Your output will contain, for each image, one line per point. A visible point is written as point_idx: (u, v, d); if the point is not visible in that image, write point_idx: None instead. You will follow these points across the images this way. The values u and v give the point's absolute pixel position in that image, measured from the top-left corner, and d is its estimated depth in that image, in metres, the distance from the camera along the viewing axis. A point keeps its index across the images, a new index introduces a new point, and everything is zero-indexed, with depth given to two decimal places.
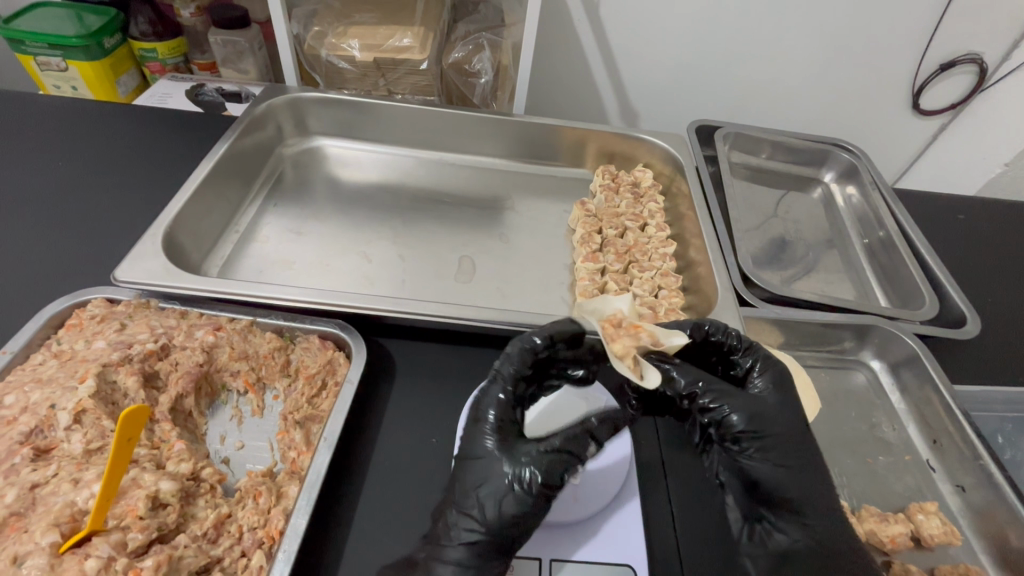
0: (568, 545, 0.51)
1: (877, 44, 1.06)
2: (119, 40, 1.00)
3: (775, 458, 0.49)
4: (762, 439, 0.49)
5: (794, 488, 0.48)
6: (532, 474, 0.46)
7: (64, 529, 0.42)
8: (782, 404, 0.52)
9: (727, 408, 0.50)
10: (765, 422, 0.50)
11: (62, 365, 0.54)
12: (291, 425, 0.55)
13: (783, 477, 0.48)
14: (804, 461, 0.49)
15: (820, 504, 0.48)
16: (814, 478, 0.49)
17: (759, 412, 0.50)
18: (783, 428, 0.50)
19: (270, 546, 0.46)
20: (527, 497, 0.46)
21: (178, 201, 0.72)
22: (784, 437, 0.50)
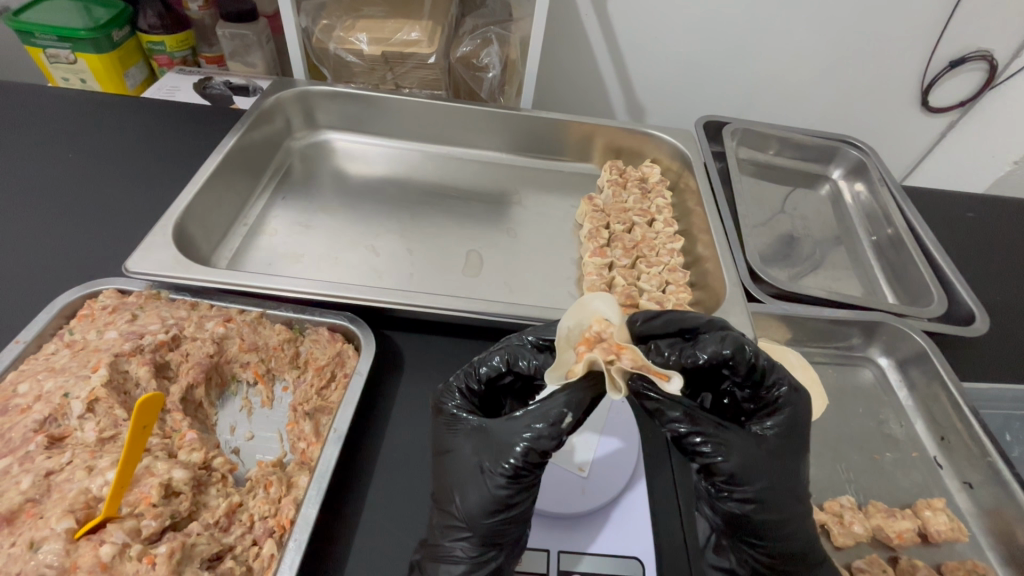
0: (576, 537, 0.51)
1: (887, 41, 1.05)
2: (127, 33, 1.00)
3: (759, 502, 0.47)
4: (751, 485, 0.46)
5: (773, 527, 0.47)
6: (493, 457, 0.45)
7: (79, 515, 0.42)
8: (781, 445, 0.48)
9: (721, 454, 0.45)
10: (758, 468, 0.46)
11: (75, 355, 0.54)
12: (300, 416, 0.56)
13: (764, 518, 0.47)
14: (790, 502, 0.48)
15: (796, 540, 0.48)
16: (798, 517, 0.48)
17: (755, 458, 0.46)
18: (777, 473, 0.47)
19: (281, 535, 0.46)
20: (493, 480, 0.45)
21: (188, 194, 0.72)
22: (775, 483, 0.47)
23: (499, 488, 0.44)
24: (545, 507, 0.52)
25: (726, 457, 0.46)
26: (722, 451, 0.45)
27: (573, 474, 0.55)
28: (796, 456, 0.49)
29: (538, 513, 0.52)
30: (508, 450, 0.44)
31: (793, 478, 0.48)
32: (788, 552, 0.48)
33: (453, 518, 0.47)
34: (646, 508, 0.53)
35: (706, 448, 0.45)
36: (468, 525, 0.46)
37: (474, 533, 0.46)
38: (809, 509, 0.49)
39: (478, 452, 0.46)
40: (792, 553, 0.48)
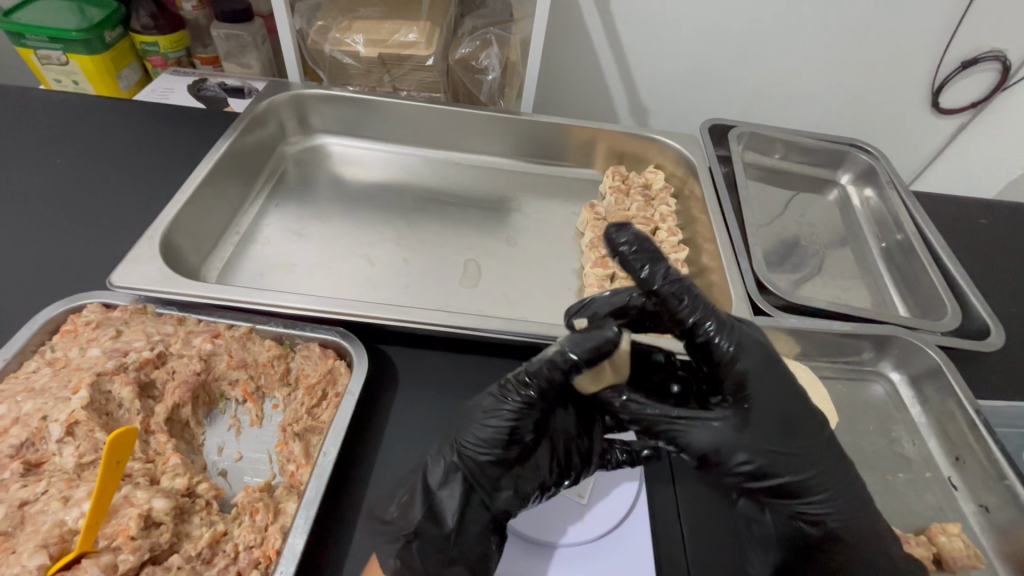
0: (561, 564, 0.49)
1: (899, 41, 1.03)
2: (120, 33, 0.98)
3: (772, 428, 0.45)
4: (744, 372, 0.46)
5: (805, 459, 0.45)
6: (483, 409, 0.48)
7: (52, 550, 0.40)
8: (763, 363, 0.46)
9: (708, 315, 0.47)
10: (745, 345, 0.46)
11: (55, 374, 0.52)
12: (289, 436, 0.53)
13: (788, 451, 0.45)
14: (790, 399, 0.46)
15: (816, 460, 0.46)
16: (801, 416, 0.46)
17: (742, 328, 0.48)
18: (766, 355, 0.47)
19: (267, 566, 0.44)
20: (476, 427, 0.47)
21: (177, 203, 0.70)
22: (768, 370, 0.46)
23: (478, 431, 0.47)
24: (532, 530, 0.51)
25: (719, 325, 0.46)
26: (714, 318, 0.47)
27: (571, 499, 0.53)
28: (773, 346, 0.49)
29: (529, 539, 0.51)
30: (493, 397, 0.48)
31: (782, 369, 0.47)
32: (815, 468, 0.46)
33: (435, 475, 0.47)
34: (645, 538, 0.52)
35: (680, 295, 0.47)
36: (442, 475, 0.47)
37: (472, 479, 0.47)
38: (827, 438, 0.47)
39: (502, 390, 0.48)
40: (819, 469, 0.46)
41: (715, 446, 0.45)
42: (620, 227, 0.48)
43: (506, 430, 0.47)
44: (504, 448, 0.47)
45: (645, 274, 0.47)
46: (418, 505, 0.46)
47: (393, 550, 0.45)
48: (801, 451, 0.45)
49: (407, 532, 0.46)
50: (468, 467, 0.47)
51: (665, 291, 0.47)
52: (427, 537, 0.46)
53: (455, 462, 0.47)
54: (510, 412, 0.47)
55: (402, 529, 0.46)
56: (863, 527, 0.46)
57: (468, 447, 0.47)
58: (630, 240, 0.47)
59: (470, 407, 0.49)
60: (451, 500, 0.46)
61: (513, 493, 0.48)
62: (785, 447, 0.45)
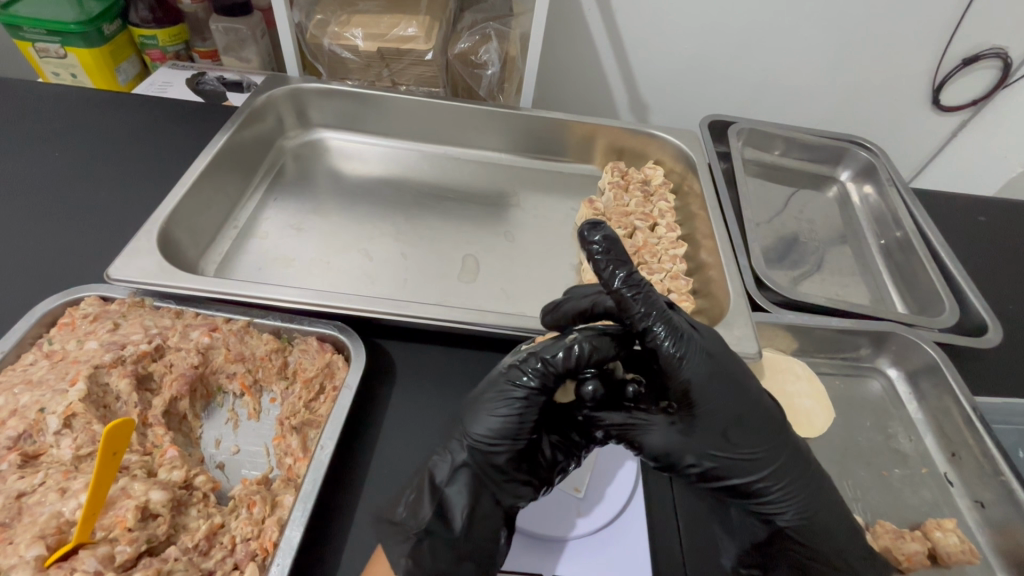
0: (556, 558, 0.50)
1: (900, 38, 1.02)
2: (118, 26, 0.97)
3: (727, 432, 0.47)
4: (687, 381, 0.47)
5: (761, 463, 0.47)
6: (488, 401, 0.49)
7: (49, 541, 0.40)
8: (717, 371, 0.47)
9: (659, 322, 0.47)
10: (690, 354, 0.47)
11: (53, 366, 0.52)
12: (287, 430, 0.54)
13: (741, 455, 0.47)
14: (744, 403, 0.47)
15: (772, 462, 0.47)
16: (753, 417, 0.48)
17: (690, 336, 0.48)
18: (715, 363, 0.48)
19: (264, 559, 0.45)
20: (483, 419, 0.48)
21: (174, 197, 0.70)
22: (717, 378, 0.47)
23: (487, 422, 0.48)
24: (529, 524, 0.51)
25: (670, 332, 0.47)
26: (667, 324, 0.47)
27: (568, 493, 0.53)
28: (728, 353, 0.50)
29: (525, 533, 0.51)
30: (499, 387, 0.49)
31: (732, 376, 0.48)
32: (768, 469, 0.47)
33: (441, 472, 0.47)
34: (639, 533, 0.52)
35: (638, 302, 0.47)
36: (448, 473, 0.47)
37: (480, 473, 0.47)
38: (787, 440, 0.49)
39: (505, 383, 0.49)
40: (772, 469, 0.47)
41: (669, 449, 0.47)
42: (593, 227, 0.47)
43: (514, 420, 0.48)
44: (512, 439, 0.48)
45: (609, 276, 0.47)
46: (426, 500, 0.46)
47: (404, 549, 0.44)
48: (753, 453, 0.47)
49: (418, 530, 0.45)
50: (476, 459, 0.47)
51: (624, 295, 0.47)
52: (437, 535, 0.45)
53: (462, 457, 0.47)
54: (517, 403, 0.48)
55: (415, 528, 0.45)
56: (823, 523, 0.48)
57: (476, 440, 0.48)
58: (602, 242, 0.46)
59: (474, 401, 0.50)
60: (458, 493, 0.46)
61: (520, 485, 0.48)
62: (735, 451, 0.47)
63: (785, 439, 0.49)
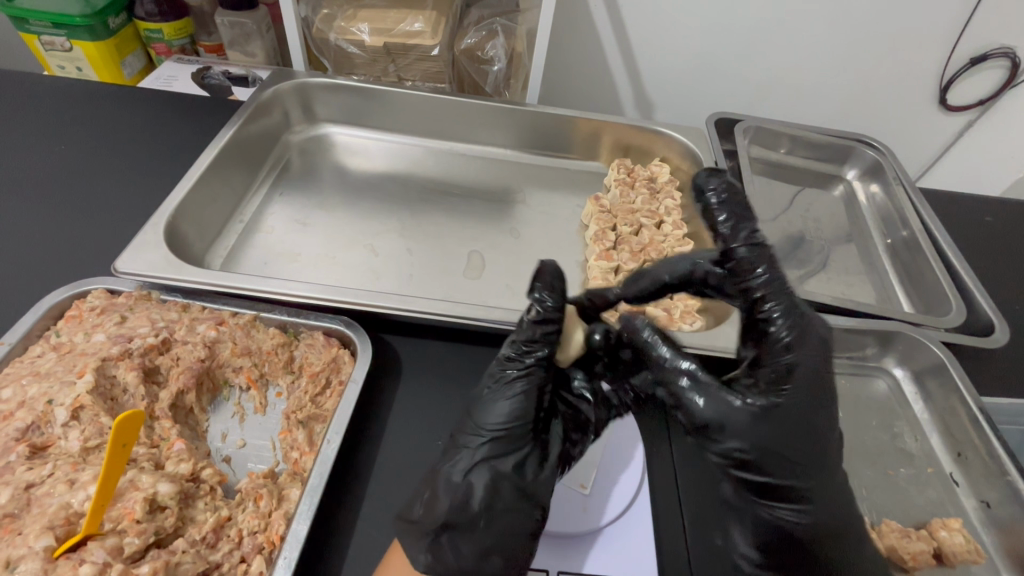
0: (557, 553, 0.50)
1: (908, 37, 1.02)
2: (124, 20, 0.97)
3: (784, 415, 0.46)
4: (794, 372, 0.47)
5: (802, 460, 0.47)
6: (490, 388, 0.50)
7: (59, 532, 0.41)
8: (814, 362, 0.48)
9: (773, 300, 0.48)
10: (805, 335, 0.48)
11: (60, 359, 0.52)
12: (293, 424, 0.53)
13: (796, 442, 0.46)
14: (816, 410, 0.47)
15: (809, 459, 0.47)
16: (815, 424, 0.47)
17: (810, 322, 0.49)
18: (824, 352, 0.48)
19: (271, 552, 0.45)
20: (489, 404, 0.49)
21: (180, 190, 0.70)
22: (818, 364, 0.48)
23: (493, 406, 0.49)
24: None
25: (786, 312, 0.48)
26: (787, 304, 0.48)
27: (574, 490, 0.53)
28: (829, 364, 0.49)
29: None
30: (499, 373, 0.50)
31: (820, 378, 0.48)
32: (805, 466, 0.47)
33: (458, 465, 0.47)
34: (644, 532, 0.51)
35: (764, 271, 0.49)
36: (465, 463, 0.47)
37: (498, 463, 0.47)
38: (829, 448, 0.48)
39: (501, 368, 0.50)
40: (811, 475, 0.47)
41: (725, 418, 0.46)
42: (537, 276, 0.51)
43: (522, 403, 0.48)
44: (525, 422, 0.48)
45: (733, 232, 0.50)
46: (442, 496, 0.46)
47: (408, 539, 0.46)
48: (802, 445, 0.46)
49: (435, 527, 0.45)
50: (493, 449, 0.47)
51: (740, 254, 0.49)
52: (460, 528, 0.46)
53: (478, 445, 0.48)
54: (521, 383, 0.49)
55: (429, 525, 0.45)
56: (838, 538, 0.48)
57: (487, 427, 0.48)
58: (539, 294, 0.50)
59: (477, 391, 0.51)
60: (480, 485, 0.46)
61: (540, 466, 0.48)
62: (797, 436, 0.46)
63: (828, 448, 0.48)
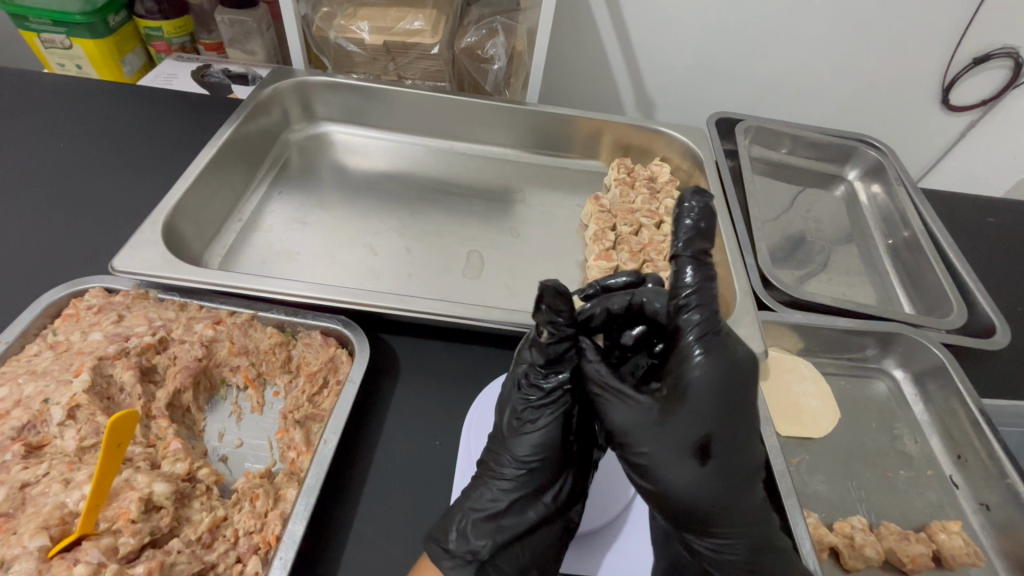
0: (573, 557, 0.50)
1: (910, 37, 1.01)
2: (124, 17, 0.96)
3: (692, 439, 0.44)
4: (689, 382, 0.44)
5: (713, 486, 0.44)
6: (518, 416, 0.50)
7: (53, 532, 0.40)
8: (718, 380, 0.44)
9: (697, 308, 0.45)
10: (710, 355, 0.44)
11: (57, 357, 0.52)
12: (290, 424, 0.53)
13: (696, 466, 0.44)
14: (737, 427, 0.45)
15: (726, 486, 0.44)
16: (735, 444, 0.44)
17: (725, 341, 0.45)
18: (732, 371, 0.45)
19: (267, 552, 0.45)
20: (519, 432, 0.49)
21: (179, 189, 0.70)
22: (726, 385, 0.44)
23: (525, 435, 0.49)
24: None
25: (699, 327, 0.45)
26: (698, 317, 0.45)
27: None
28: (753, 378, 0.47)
29: None
30: (524, 402, 0.50)
31: (732, 397, 0.45)
32: (722, 493, 0.44)
33: (497, 498, 0.47)
34: (641, 531, 0.51)
35: (693, 276, 0.45)
36: (504, 494, 0.47)
37: (537, 491, 0.47)
38: (751, 473, 0.45)
39: (528, 396, 0.50)
40: (727, 496, 0.44)
41: (627, 428, 0.46)
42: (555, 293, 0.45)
43: (557, 431, 0.49)
44: (559, 448, 0.49)
45: (684, 242, 0.45)
46: (476, 525, 0.46)
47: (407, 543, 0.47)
48: (712, 470, 0.44)
49: (474, 557, 0.45)
50: (532, 478, 0.48)
51: (685, 265, 0.45)
52: (506, 554, 0.46)
53: (516, 474, 0.48)
54: (550, 410, 0.49)
55: (475, 554, 0.45)
56: (761, 562, 0.45)
57: (521, 456, 0.48)
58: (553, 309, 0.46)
59: (506, 421, 0.50)
60: (522, 513, 0.47)
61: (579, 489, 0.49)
62: (699, 460, 0.44)
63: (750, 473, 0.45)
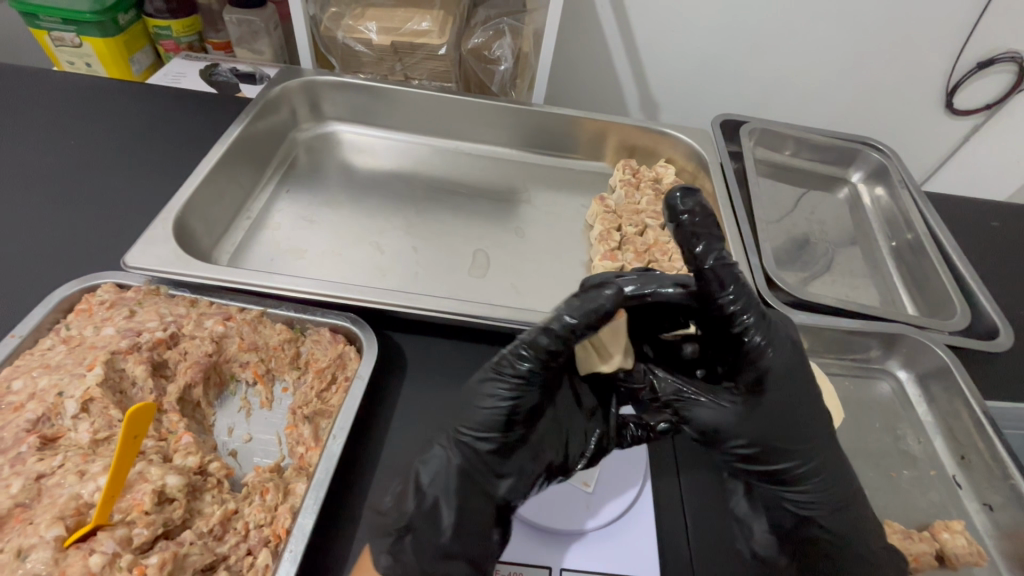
0: (550, 547, 0.51)
1: (914, 40, 1.02)
2: (133, 17, 0.97)
3: (737, 429, 0.48)
4: (701, 401, 0.49)
5: (784, 457, 0.49)
6: (483, 394, 0.48)
7: (69, 522, 0.41)
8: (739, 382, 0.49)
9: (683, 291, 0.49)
10: (773, 342, 0.48)
11: (70, 351, 0.53)
12: (299, 419, 0.54)
13: (763, 447, 0.48)
14: (791, 404, 0.48)
15: (800, 452, 0.49)
16: (791, 416, 0.48)
17: (778, 328, 0.49)
18: (789, 359, 0.48)
19: (277, 545, 0.45)
20: (473, 410, 0.48)
21: (189, 186, 0.70)
22: (787, 371, 0.48)
23: (479, 417, 0.47)
24: (544, 519, 0.51)
25: (756, 321, 0.47)
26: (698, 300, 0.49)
27: (577, 488, 0.54)
28: (803, 348, 0.51)
29: (537, 527, 0.51)
30: (487, 382, 0.48)
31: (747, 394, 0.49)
32: (804, 457, 0.49)
33: (428, 469, 0.48)
34: (646, 530, 0.52)
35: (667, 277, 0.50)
36: (434, 474, 0.47)
37: (466, 469, 0.47)
38: (817, 431, 0.49)
39: (495, 372, 0.47)
40: (815, 457, 0.49)
41: (715, 424, 0.49)
42: (688, 193, 0.49)
43: (501, 415, 0.47)
44: (501, 433, 0.47)
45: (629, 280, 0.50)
46: (405, 490, 0.48)
47: (386, 545, 0.46)
48: (782, 442, 0.48)
49: (399, 528, 0.46)
50: (461, 457, 0.48)
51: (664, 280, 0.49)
52: (422, 533, 0.46)
53: (454, 451, 0.48)
54: (507, 396, 0.47)
55: (394, 524, 0.46)
56: (851, 509, 0.49)
57: (463, 434, 0.48)
58: (693, 208, 0.48)
59: (468, 390, 0.49)
60: (444, 488, 0.47)
61: (510, 483, 0.48)
62: (769, 439, 0.48)
63: (812, 436, 0.49)
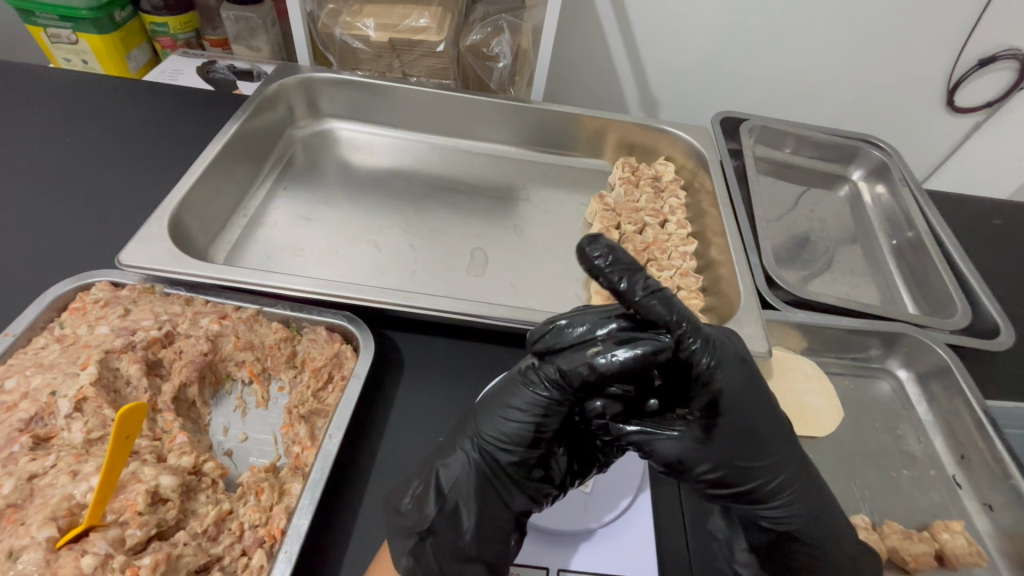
0: (547, 548, 0.50)
1: (916, 37, 1.01)
2: (130, 13, 0.96)
3: (705, 462, 0.46)
4: (667, 437, 0.46)
5: (753, 478, 0.48)
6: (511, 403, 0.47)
7: (61, 523, 0.41)
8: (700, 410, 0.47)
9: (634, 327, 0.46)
10: (723, 363, 0.46)
11: (64, 350, 0.52)
12: (295, 419, 0.54)
13: (732, 472, 0.47)
14: (755, 423, 0.47)
15: (764, 472, 0.48)
16: (754, 436, 0.47)
17: (722, 348, 0.47)
18: (742, 375, 0.48)
19: (272, 546, 0.45)
20: (500, 420, 0.47)
21: (185, 183, 0.70)
22: (740, 390, 0.47)
23: (509, 427, 0.46)
24: (541, 520, 0.51)
25: (705, 348, 0.44)
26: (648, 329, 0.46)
27: (575, 488, 0.54)
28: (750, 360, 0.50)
29: (534, 527, 0.51)
30: (512, 391, 0.47)
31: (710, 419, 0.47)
32: (774, 475, 0.48)
33: (446, 477, 0.46)
34: (644, 531, 0.52)
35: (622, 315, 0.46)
36: (451, 484, 0.46)
37: (490, 476, 0.46)
38: (779, 445, 0.49)
39: (526, 381, 0.47)
40: (781, 473, 0.48)
41: (681, 456, 0.46)
42: (594, 240, 0.45)
43: (530, 428, 0.46)
44: (527, 446, 0.46)
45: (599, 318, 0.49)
46: (421, 491, 0.47)
47: (407, 548, 0.44)
48: (751, 464, 0.47)
49: (421, 530, 0.45)
50: (484, 467, 0.46)
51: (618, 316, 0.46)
52: (444, 536, 0.45)
53: (477, 461, 0.46)
54: (539, 408, 0.46)
55: (416, 526, 0.45)
56: (823, 518, 0.50)
57: (487, 442, 0.47)
58: (604, 254, 0.44)
59: (490, 399, 0.48)
60: (466, 495, 0.46)
61: (527, 495, 0.47)
62: (738, 463, 0.47)
63: (778, 451, 0.49)
